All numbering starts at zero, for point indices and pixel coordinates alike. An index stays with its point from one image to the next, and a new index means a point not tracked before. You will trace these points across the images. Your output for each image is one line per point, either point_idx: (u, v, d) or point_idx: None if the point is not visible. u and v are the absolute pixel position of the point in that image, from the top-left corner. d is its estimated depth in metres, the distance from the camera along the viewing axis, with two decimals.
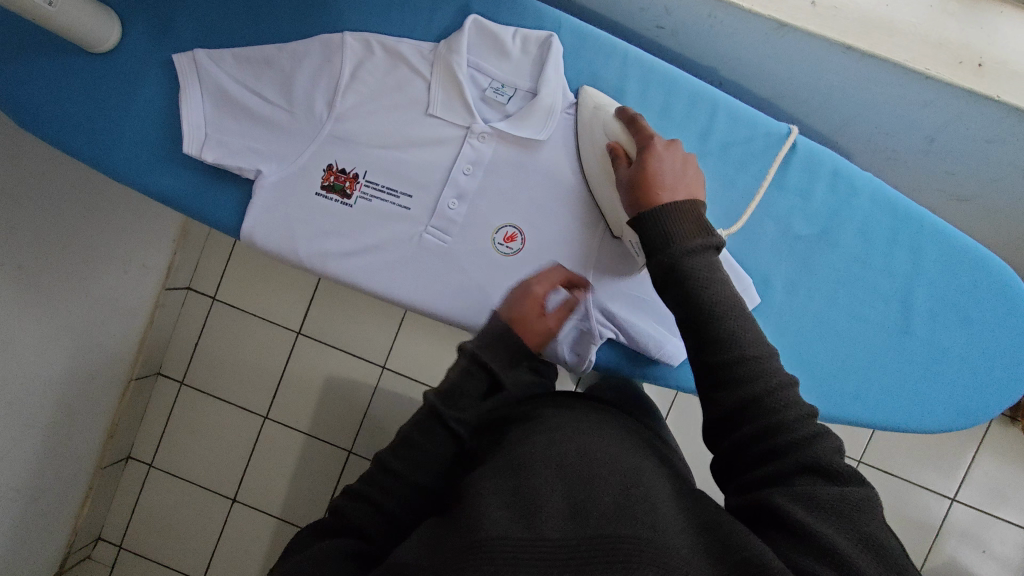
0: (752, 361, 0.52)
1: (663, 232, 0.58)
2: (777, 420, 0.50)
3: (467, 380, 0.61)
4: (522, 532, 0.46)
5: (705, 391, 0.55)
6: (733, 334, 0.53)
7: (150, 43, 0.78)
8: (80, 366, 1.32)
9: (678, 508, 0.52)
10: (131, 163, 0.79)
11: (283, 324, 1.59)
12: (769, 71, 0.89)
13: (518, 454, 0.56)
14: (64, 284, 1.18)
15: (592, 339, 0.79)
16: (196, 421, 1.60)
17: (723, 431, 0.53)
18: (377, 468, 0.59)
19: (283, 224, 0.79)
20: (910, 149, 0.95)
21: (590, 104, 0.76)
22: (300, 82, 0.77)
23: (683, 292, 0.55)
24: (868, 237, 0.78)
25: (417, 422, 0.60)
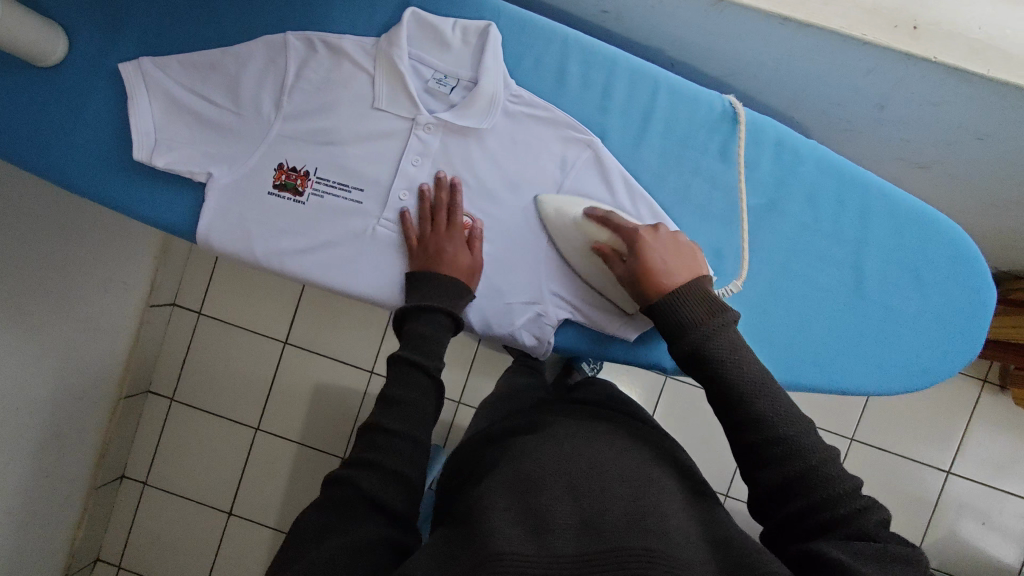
0: (794, 440, 0.57)
1: (683, 317, 0.64)
2: (829, 494, 0.54)
3: (427, 327, 0.70)
4: (532, 550, 0.52)
5: (750, 467, 0.59)
6: (771, 415, 0.58)
7: (95, 54, 0.79)
8: (68, 388, 1.33)
9: (688, 520, 0.58)
10: (86, 174, 0.80)
11: (267, 335, 1.59)
12: (716, 50, 0.91)
13: (524, 469, 0.61)
14: (47, 305, 1.19)
15: (547, 321, 0.80)
16: (187, 437, 1.60)
17: (772, 506, 0.58)
18: (377, 434, 0.64)
19: (236, 225, 0.79)
20: (864, 118, 0.95)
21: (548, 205, 0.78)
22: (245, 84, 0.78)
23: (712, 373, 0.61)
24: (816, 204, 0.78)
25: (397, 378, 0.67)
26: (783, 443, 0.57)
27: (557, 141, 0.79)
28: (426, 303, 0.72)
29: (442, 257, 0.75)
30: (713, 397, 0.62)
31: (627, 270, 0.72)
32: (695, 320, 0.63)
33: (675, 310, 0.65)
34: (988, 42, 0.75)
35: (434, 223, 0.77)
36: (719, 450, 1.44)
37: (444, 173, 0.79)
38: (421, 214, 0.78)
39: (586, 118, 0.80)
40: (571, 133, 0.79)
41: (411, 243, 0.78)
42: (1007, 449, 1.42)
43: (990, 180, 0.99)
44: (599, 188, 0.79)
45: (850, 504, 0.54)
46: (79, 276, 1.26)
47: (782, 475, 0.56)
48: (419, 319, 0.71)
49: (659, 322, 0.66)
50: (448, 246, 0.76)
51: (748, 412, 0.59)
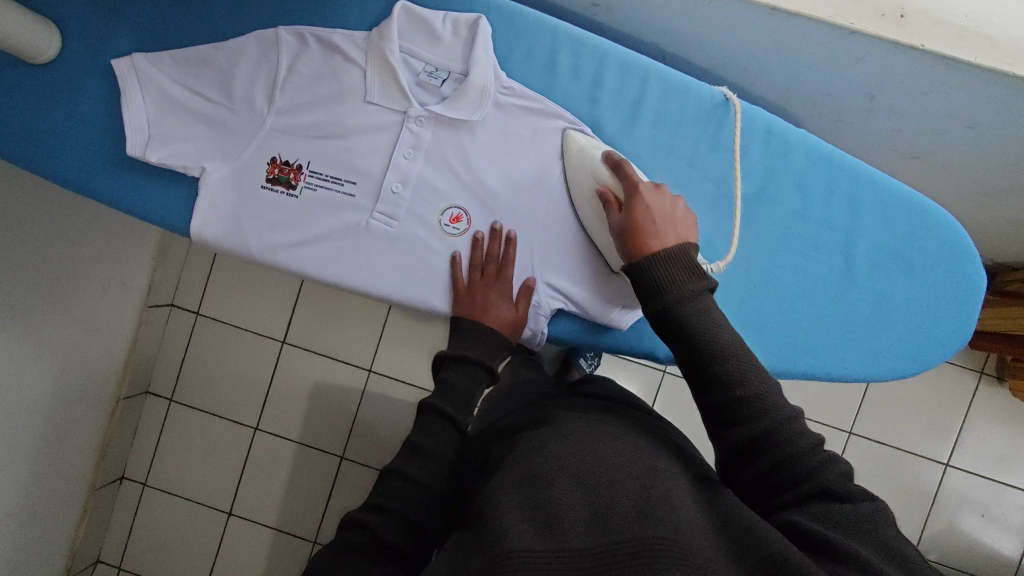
0: (759, 400, 0.57)
1: (657, 278, 0.63)
2: (792, 452, 0.56)
3: (462, 379, 0.72)
4: (544, 546, 0.52)
5: (718, 429, 0.60)
6: (738, 375, 0.58)
7: (89, 51, 0.80)
8: (67, 388, 1.33)
9: (701, 509, 0.57)
10: (81, 171, 0.80)
11: (266, 334, 1.60)
12: (707, 42, 0.91)
13: (531, 463, 0.61)
14: (46, 305, 1.19)
15: (540, 310, 0.81)
16: (187, 437, 1.61)
17: (739, 464, 0.59)
18: (395, 480, 0.65)
19: (230, 219, 0.80)
20: (856, 109, 0.96)
21: (576, 143, 0.78)
22: (238, 79, 0.79)
23: (686, 337, 0.60)
24: (805, 191, 0.79)
25: (424, 426, 0.69)
26: (746, 404, 0.57)
27: (550, 133, 0.80)
28: (467, 353, 0.74)
29: (485, 305, 0.78)
30: (682, 360, 0.62)
31: (619, 220, 0.71)
32: (669, 281, 0.62)
33: (651, 270, 0.64)
34: (977, 30, 0.75)
35: (482, 273, 0.80)
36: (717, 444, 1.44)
37: (501, 226, 0.80)
38: (472, 261, 0.80)
39: (576, 109, 0.80)
40: (561, 126, 0.80)
41: (458, 287, 0.80)
42: (1005, 441, 1.43)
43: (982, 169, 0.99)
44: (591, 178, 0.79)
45: (811, 460, 0.55)
46: (78, 277, 1.26)
47: (747, 434, 0.57)
48: (458, 368, 0.73)
49: (638, 282, 0.65)
50: (494, 297, 0.78)
51: (717, 374, 0.59)
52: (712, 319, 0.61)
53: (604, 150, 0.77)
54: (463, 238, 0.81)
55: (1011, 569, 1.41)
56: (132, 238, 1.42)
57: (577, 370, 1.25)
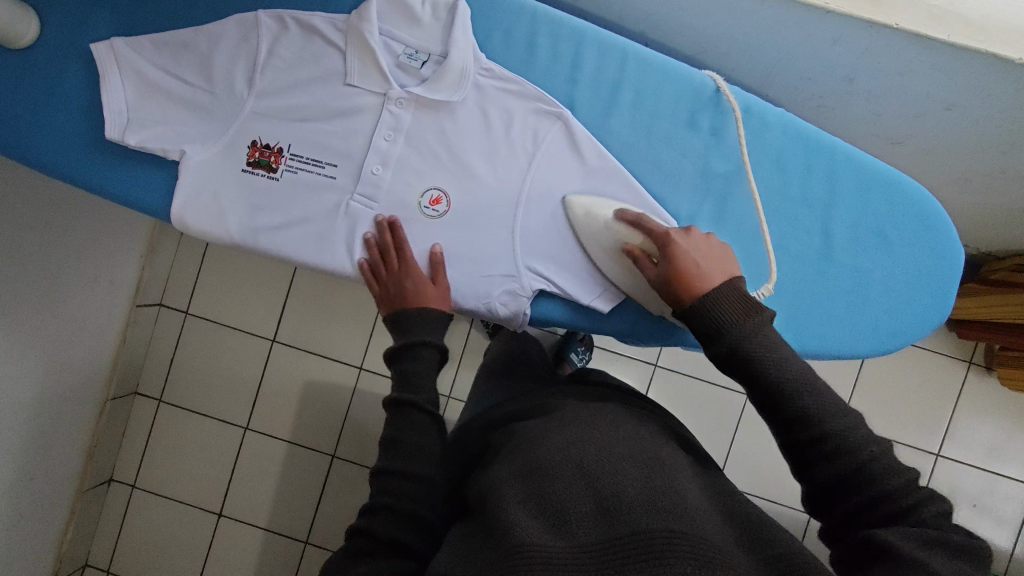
0: (850, 435, 0.57)
1: (719, 317, 0.64)
2: (889, 486, 0.55)
3: (418, 364, 0.73)
4: (552, 539, 0.52)
5: (803, 465, 0.59)
6: (819, 408, 0.58)
7: (68, 36, 0.79)
8: (54, 387, 1.32)
9: (703, 500, 0.58)
10: (61, 157, 0.80)
11: (255, 333, 1.59)
12: (687, 27, 0.92)
13: (535, 457, 0.61)
14: (33, 301, 1.18)
15: (525, 293, 0.79)
16: (176, 438, 1.59)
17: (827, 497, 0.58)
18: (393, 480, 0.67)
19: (211, 203, 0.80)
20: (837, 93, 0.97)
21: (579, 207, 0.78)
22: (218, 63, 0.79)
23: (756, 371, 0.60)
24: (783, 170, 0.79)
25: (397, 422, 0.70)
26: (833, 439, 0.57)
27: (530, 112, 0.79)
28: (414, 340, 0.74)
29: (404, 295, 0.77)
30: (757, 398, 0.61)
31: (658, 271, 0.72)
32: (734, 320, 0.63)
33: (712, 310, 0.64)
34: (948, 8, 0.76)
35: (386, 267, 0.79)
36: (709, 437, 1.44)
37: (381, 215, 0.80)
38: (373, 260, 0.79)
39: (555, 89, 0.80)
40: (539, 104, 0.79)
41: (376, 290, 0.79)
42: (994, 430, 1.43)
43: (961, 153, 1.00)
44: (570, 157, 0.79)
45: (908, 494, 0.55)
46: (66, 274, 1.26)
47: (837, 470, 0.56)
48: (410, 356, 0.74)
49: (699, 327, 0.65)
50: (409, 283, 0.77)
51: (800, 408, 0.59)
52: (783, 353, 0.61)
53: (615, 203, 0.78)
54: (443, 220, 0.80)
55: (1005, 559, 1.41)
56: (119, 235, 1.41)
57: (570, 365, 1.25)
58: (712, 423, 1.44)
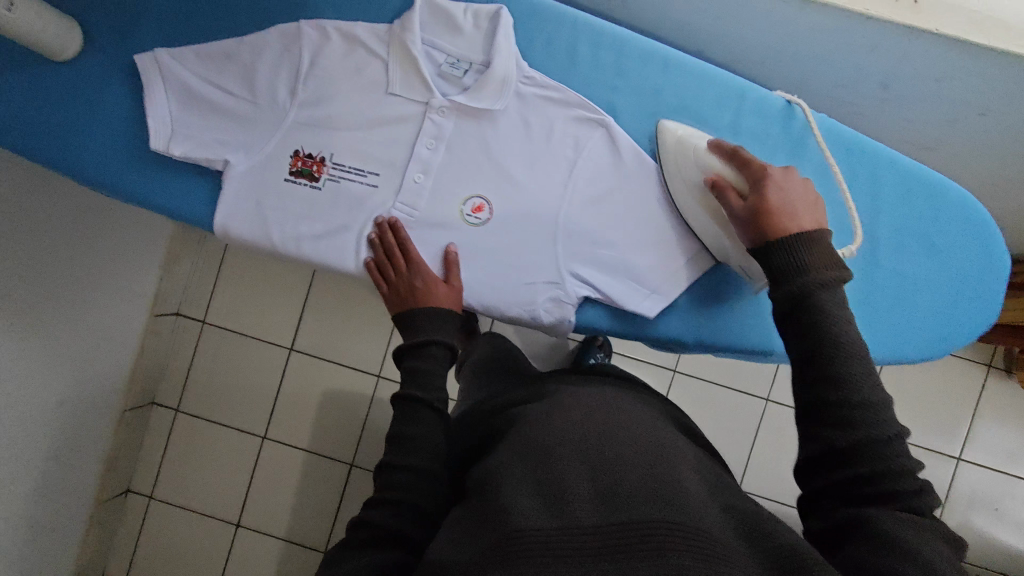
0: (873, 411, 0.55)
1: (795, 260, 0.63)
2: (896, 467, 0.53)
3: (428, 362, 0.74)
4: (551, 522, 0.51)
5: (812, 429, 0.57)
6: (851, 376, 0.57)
7: (113, 47, 0.80)
8: (73, 398, 1.32)
9: (708, 493, 0.57)
10: (103, 167, 0.80)
11: (273, 342, 1.59)
12: (720, 33, 0.92)
13: (537, 444, 0.61)
14: (53, 311, 1.18)
15: (569, 300, 0.79)
16: (195, 448, 1.59)
17: (827, 465, 0.56)
18: (401, 474, 0.66)
19: (254, 212, 0.80)
20: (868, 98, 0.97)
21: (670, 134, 0.78)
22: (261, 74, 0.80)
23: (809, 325, 0.60)
24: (827, 173, 0.79)
25: (406, 416, 0.70)
26: (857, 409, 0.55)
27: (571, 120, 0.79)
28: (424, 338, 0.76)
29: (415, 294, 0.78)
30: (798, 353, 0.60)
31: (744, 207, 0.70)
32: (811, 265, 0.62)
33: (789, 251, 0.64)
34: (986, 14, 0.77)
35: (394, 266, 0.79)
36: (731, 443, 1.44)
37: (382, 217, 0.80)
38: (378, 260, 0.79)
39: (597, 97, 0.80)
40: (580, 110, 0.79)
41: (384, 289, 0.80)
42: (1017, 435, 1.43)
43: (992, 157, 1.00)
44: (610, 164, 0.80)
45: (911, 481, 0.53)
46: (86, 284, 1.25)
47: (852, 437, 0.54)
48: (422, 355, 0.75)
49: (774, 263, 0.64)
50: (418, 280, 0.78)
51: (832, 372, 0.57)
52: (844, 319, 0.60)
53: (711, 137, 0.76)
54: (486, 228, 0.80)
55: None
56: (137, 246, 1.41)
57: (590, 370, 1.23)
58: (733, 428, 1.43)
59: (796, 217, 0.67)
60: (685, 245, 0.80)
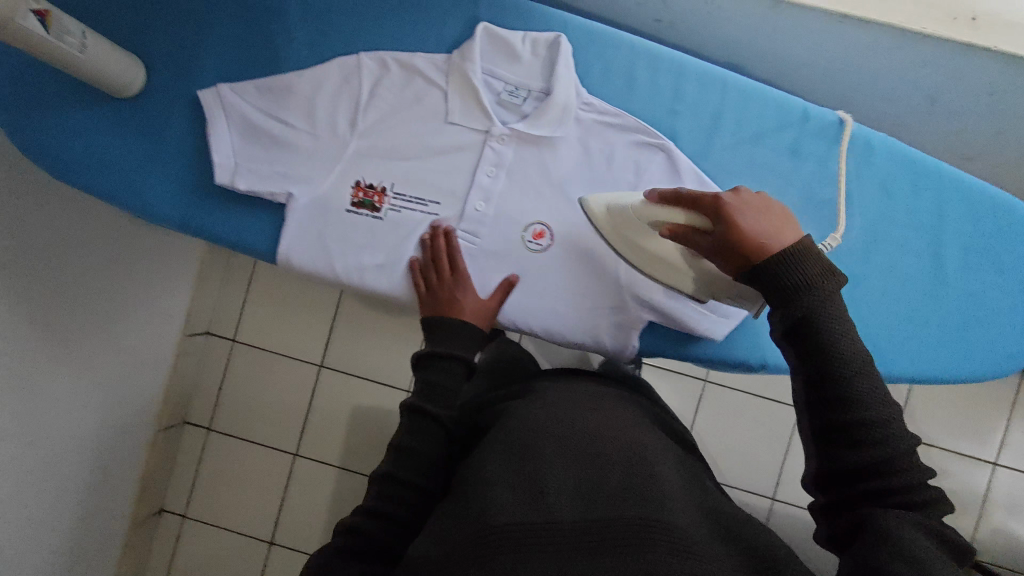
0: (891, 427, 0.52)
1: (796, 279, 0.55)
2: (914, 478, 0.51)
3: (442, 375, 0.72)
4: (529, 516, 0.52)
5: (826, 446, 0.54)
6: (864, 392, 0.53)
7: (174, 82, 0.81)
8: (112, 422, 1.32)
9: (686, 491, 0.58)
10: (166, 200, 0.81)
11: (302, 358, 1.60)
12: (765, 50, 0.92)
13: (520, 438, 0.62)
14: (93, 336, 1.19)
15: (635, 324, 0.80)
16: (227, 466, 1.59)
17: (843, 478, 0.53)
18: (388, 483, 0.65)
19: (317, 244, 0.81)
20: (914, 110, 0.96)
21: (602, 208, 0.74)
22: (321, 106, 0.80)
23: (822, 351, 0.54)
24: (891, 193, 0.80)
25: (409, 427, 0.69)
26: (870, 426, 0.52)
27: (631, 145, 0.79)
28: (443, 350, 0.74)
29: (452, 304, 0.78)
30: (805, 369, 0.55)
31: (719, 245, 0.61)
32: (813, 282, 0.55)
33: (786, 271, 0.56)
34: None
35: (438, 272, 0.80)
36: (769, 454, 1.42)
37: (440, 222, 0.81)
38: (426, 262, 0.81)
39: (656, 121, 0.81)
40: (640, 135, 0.79)
41: (422, 291, 0.80)
42: None
43: None
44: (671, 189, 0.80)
45: (926, 490, 0.51)
46: (122, 308, 1.26)
47: (863, 456, 0.52)
48: (436, 366, 0.73)
49: (768, 293, 0.57)
50: (460, 292, 0.79)
51: (850, 393, 0.53)
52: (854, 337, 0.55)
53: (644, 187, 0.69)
54: (547, 254, 0.81)
55: None
56: (168, 269, 1.42)
57: None
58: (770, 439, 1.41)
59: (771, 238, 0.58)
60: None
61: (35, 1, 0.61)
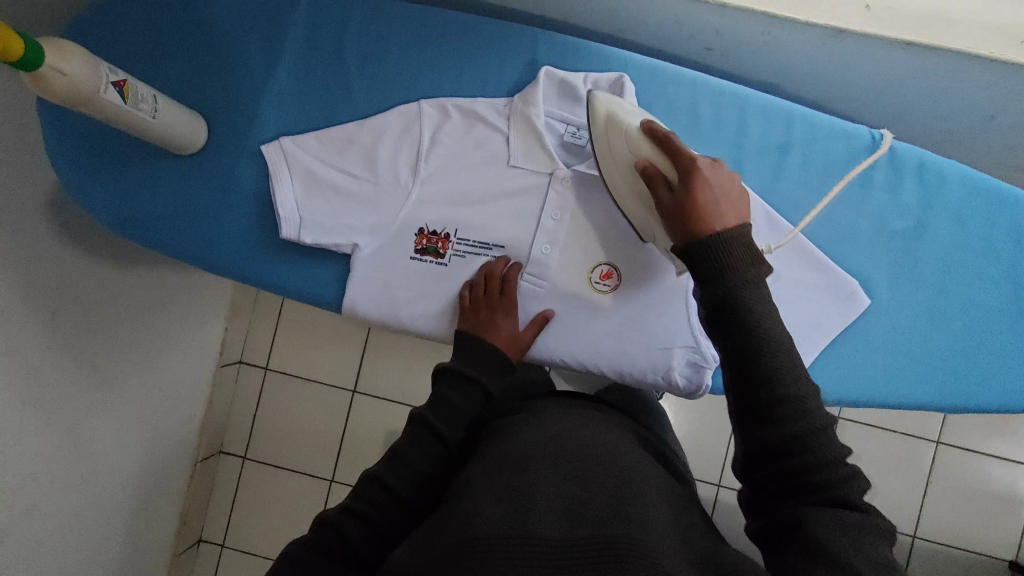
0: (804, 404, 0.48)
1: (716, 259, 0.55)
2: (824, 458, 0.47)
3: (454, 393, 0.66)
4: (512, 530, 0.48)
5: (744, 428, 0.51)
6: (782, 369, 0.50)
7: (237, 138, 0.81)
8: (157, 457, 1.25)
9: (674, 518, 0.55)
10: (230, 254, 0.81)
11: (334, 385, 1.45)
12: (824, 80, 0.88)
13: (509, 454, 0.58)
14: (129, 365, 1.09)
15: (707, 364, 0.78)
16: (261, 495, 1.45)
17: (758, 462, 0.50)
18: (371, 487, 0.58)
19: (381, 292, 0.81)
20: (976, 132, 0.91)
21: (603, 111, 0.72)
22: (383, 155, 0.80)
23: (738, 327, 0.51)
24: (965, 222, 0.79)
25: (412, 438, 0.61)
26: (791, 403, 0.48)
27: None
28: (463, 369, 0.68)
29: (491, 324, 0.75)
30: (726, 350, 0.52)
31: (670, 198, 0.63)
32: (731, 264, 0.54)
33: (710, 249, 0.55)
34: None
35: (486, 291, 0.78)
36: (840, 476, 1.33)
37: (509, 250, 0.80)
38: (478, 279, 0.79)
39: (722, 157, 0.80)
40: None
41: (465, 303, 0.78)
42: None
43: None
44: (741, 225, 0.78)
45: (838, 470, 0.47)
46: (162, 334, 1.18)
47: (785, 434, 0.48)
48: (452, 386, 0.66)
49: (694, 271, 0.56)
50: (501, 315, 0.76)
51: (762, 369, 0.50)
52: (774, 315, 0.52)
53: (644, 119, 0.69)
54: (613, 295, 0.80)
55: None
56: (205, 297, 1.31)
57: None
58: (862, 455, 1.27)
59: (720, 214, 0.60)
60: (834, 305, 0.78)
61: (112, 73, 0.62)
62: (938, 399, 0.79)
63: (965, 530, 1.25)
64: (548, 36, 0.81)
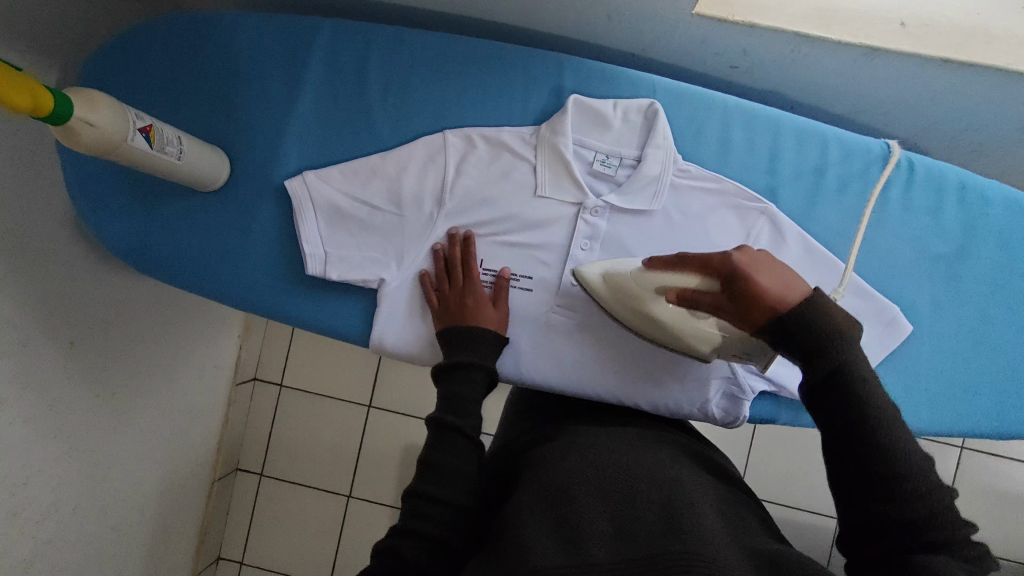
0: (921, 477, 0.45)
1: (815, 331, 0.47)
2: (948, 535, 0.44)
3: (464, 386, 0.63)
4: (567, 562, 0.45)
5: (848, 500, 0.47)
6: (895, 445, 0.46)
7: (259, 172, 0.80)
8: (176, 479, 1.22)
9: (727, 528, 0.49)
10: (256, 289, 0.80)
11: (348, 401, 1.41)
12: (854, 95, 0.84)
13: (551, 477, 0.52)
14: (145, 385, 1.06)
15: (744, 395, 0.77)
16: (279, 512, 1.41)
17: (867, 539, 0.46)
18: (413, 501, 0.56)
19: (409, 326, 0.79)
20: (1016, 142, 0.87)
21: (597, 277, 0.71)
22: (408, 187, 0.78)
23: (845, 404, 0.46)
24: (1008, 246, 0.78)
25: (440, 445, 0.59)
26: (907, 480, 0.45)
27: (732, 211, 0.76)
28: (461, 359, 0.65)
29: (464, 309, 0.72)
30: (837, 425, 0.47)
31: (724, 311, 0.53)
32: (835, 338, 0.47)
33: (810, 323, 0.47)
34: None
35: (449, 282, 0.75)
36: None
37: (455, 228, 0.77)
38: (437, 272, 0.76)
39: (756, 184, 0.78)
40: (742, 199, 0.76)
41: (434, 303, 0.75)
42: None
43: None
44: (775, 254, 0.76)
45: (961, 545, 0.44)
46: (178, 354, 1.15)
47: (901, 514, 0.44)
48: (456, 378, 0.64)
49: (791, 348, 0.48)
50: (470, 297, 0.73)
51: (868, 424, 0.46)
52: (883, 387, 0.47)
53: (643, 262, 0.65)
54: None
55: None
56: (221, 317, 1.28)
57: None
58: None
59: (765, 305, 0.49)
60: (875, 332, 0.76)
61: (138, 119, 0.61)
62: (980, 426, 0.78)
63: (1002, 538, 1.23)
64: (573, 61, 0.79)
